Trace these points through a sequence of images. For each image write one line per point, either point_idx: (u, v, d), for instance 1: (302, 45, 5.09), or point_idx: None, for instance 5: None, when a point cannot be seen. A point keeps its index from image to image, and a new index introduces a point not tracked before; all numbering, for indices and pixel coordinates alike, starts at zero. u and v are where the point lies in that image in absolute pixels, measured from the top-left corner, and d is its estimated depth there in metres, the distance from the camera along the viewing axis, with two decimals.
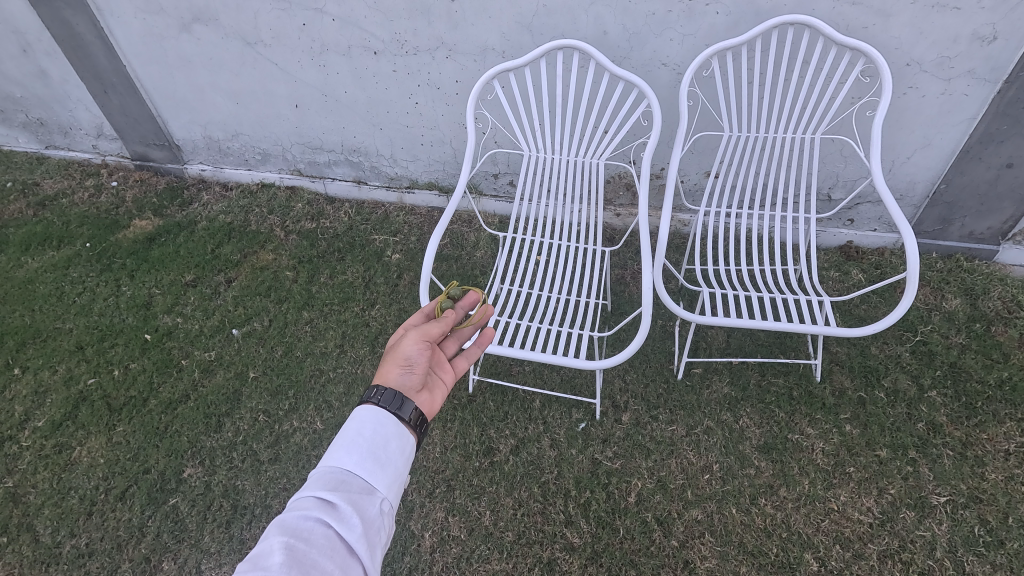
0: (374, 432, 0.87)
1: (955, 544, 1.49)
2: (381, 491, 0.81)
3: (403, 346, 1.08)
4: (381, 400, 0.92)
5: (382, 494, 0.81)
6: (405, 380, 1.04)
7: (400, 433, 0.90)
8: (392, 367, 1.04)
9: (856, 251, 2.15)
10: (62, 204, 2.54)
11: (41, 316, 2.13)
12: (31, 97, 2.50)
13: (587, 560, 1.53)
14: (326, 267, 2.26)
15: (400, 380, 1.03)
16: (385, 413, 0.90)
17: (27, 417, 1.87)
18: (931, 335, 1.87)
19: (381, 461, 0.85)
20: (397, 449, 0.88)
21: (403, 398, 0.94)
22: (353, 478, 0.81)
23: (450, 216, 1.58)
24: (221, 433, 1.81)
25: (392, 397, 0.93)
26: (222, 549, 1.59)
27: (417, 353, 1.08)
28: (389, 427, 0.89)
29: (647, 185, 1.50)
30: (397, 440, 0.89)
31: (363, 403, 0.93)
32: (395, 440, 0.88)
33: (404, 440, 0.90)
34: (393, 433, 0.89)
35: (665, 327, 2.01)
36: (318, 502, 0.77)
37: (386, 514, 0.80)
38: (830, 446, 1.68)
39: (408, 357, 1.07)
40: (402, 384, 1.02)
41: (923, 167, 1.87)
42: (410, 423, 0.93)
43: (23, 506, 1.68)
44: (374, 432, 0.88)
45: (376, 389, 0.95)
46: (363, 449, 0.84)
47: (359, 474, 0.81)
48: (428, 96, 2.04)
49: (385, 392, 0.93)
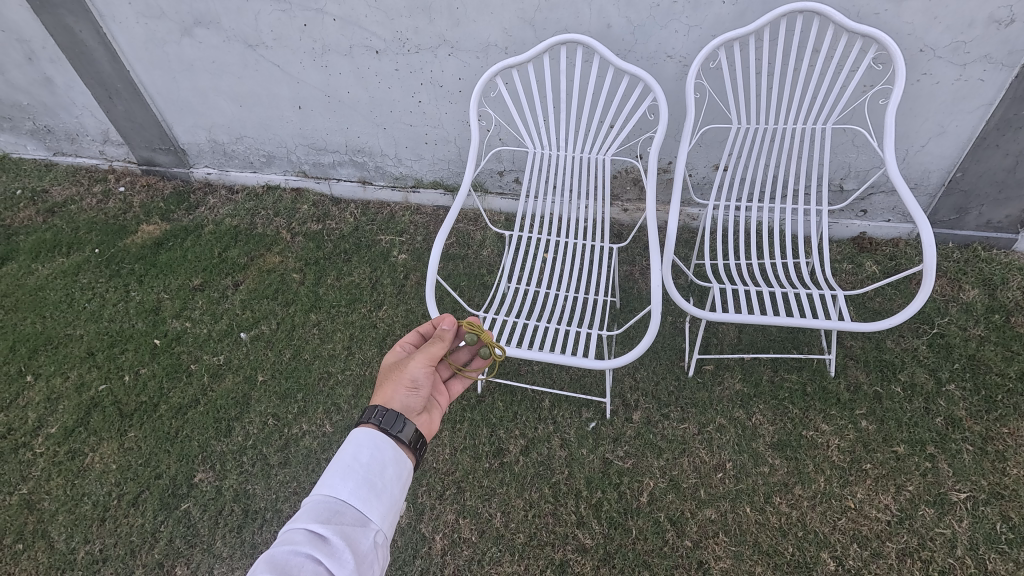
0: (371, 460, 0.92)
1: (977, 542, 1.46)
2: (374, 522, 0.84)
3: (409, 367, 1.14)
4: (383, 421, 0.99)
5: (375, 525, 0.84)
6: (403, 397, 1.11)
7: (397, 460, 0.95)
8: (396, 387, 1.12)
9: (870, 242, 2.11)
10: (70, 210, 2.56)
11: (52, 323, 2.14)
12: (37, 104, 2.51)
13: (599, 562, 1.52)
14: (332, 269, 2.25)
15: (403, 402, 1.11)
16: (383, 438, 0.96)
17: (40, 424, 1.88)
18: (948, 327, 1.83)
19: (376, 490, 0.88)
20: (392, 477, 0.92)
21: (404, 419, 1.01)
22: (348, 509, 0.84)
23: (455, 214, 1.54)
24: (231, 438, 1.81)
25: (394, 420, 1.00)
26: (234, 553, 1.60)
27: (423, 376, 1.14)
28: (386, 453, 0.94)
29: (654, 179, 1.46)
30: (393, 467, 0.93)
31: (360, 426, 0.98)
32: (391, 467, 0.93)
33: (399, 467, 0.95)
34: (390, 459, 0.94)
35: (675, 323, 1.98)
36: (309, 535, 0.78)
37: (379, 545, 0.82)
38: (846, 443, 1.65)
39: (414, 379, 1.13)
40: (406, 406, 1.10)
41: (938, 155, 1.83)
42: (405, 445, 1.00)
43: (38, 513, 1.70)
44: (370, 459, 0.92)
45: (377, 410, 1.01)
46: (359, 477, 0.88)
47: (351, 505, 0.84)
48: (431, 94, 2.02)
49: (387, 413, 1.00)
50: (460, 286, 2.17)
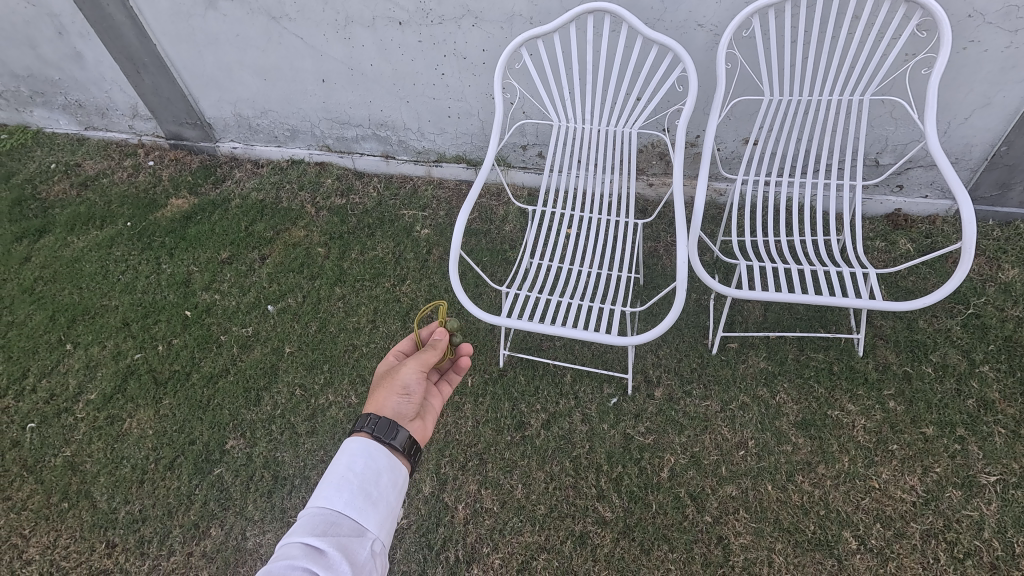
0: (365, 468, 0.95)
1: (1005, 525, 1.44)
2: (371, 531, 0.87)
3: (403, 373, 1.18)
4: (376, 430, 1.02)
5: (372, 533, 0.88)
6: (395, 403, 1.14)
7: (392, 466, 0.98)
8: (390, 394, 1.15)
9: (904, 219, 2.04)
10: (102, 184, 2.62)
11: (88, 294, 2.21)
12: (68, 79, 2.55)
13: (619, 534, 1.54)
14: (356, 243, 2.27)
15: (396, 408, 1.14)
16: (377, 446, 0.99)
17: (80, 390, 1.96)
18: (985, 308, 1.77)
19: (371, 498, 0.91)
20: (388, 484, 0.95)
21: (397, 427, 1.04)
22: (343, 520, 0.87)
23: (479, 188, 1.52)
24: (260, 407, 1.87)
25: (387, 427, 1.03)
26: (265, 517, 1.66)
27: (415, 381, 1.18)
28: (380, 461, 0.97)
29: (681, 153, 1.42)
30: (388, 474, 0.96)
31: (353, 436, 1.01)
32: (385, 474, 0.96)
33: (395, 473, 0.98)
34: (385, 466, 0.97)
35: (700, 300, 1.95)
36: (306, 549, 0.80)
37: (377, 554, 0.85)
38: (873, 423, 1.63)
39: (406, 384, 1.18)
40: (398, 412, 1.13)
41: (982, 128, 1.75)
42: (399, 451, 1.03)
43: (81, 474, 1.78)
44: (364, 467, 0.95)
45: (369, 418, 1.04)
46: (353, 487, 0.90)
47: (346, 518, 0.87)
48: (455, 67, 2.00)
49: (378, 422, 1.03)
50: (483, 262, 2.18)
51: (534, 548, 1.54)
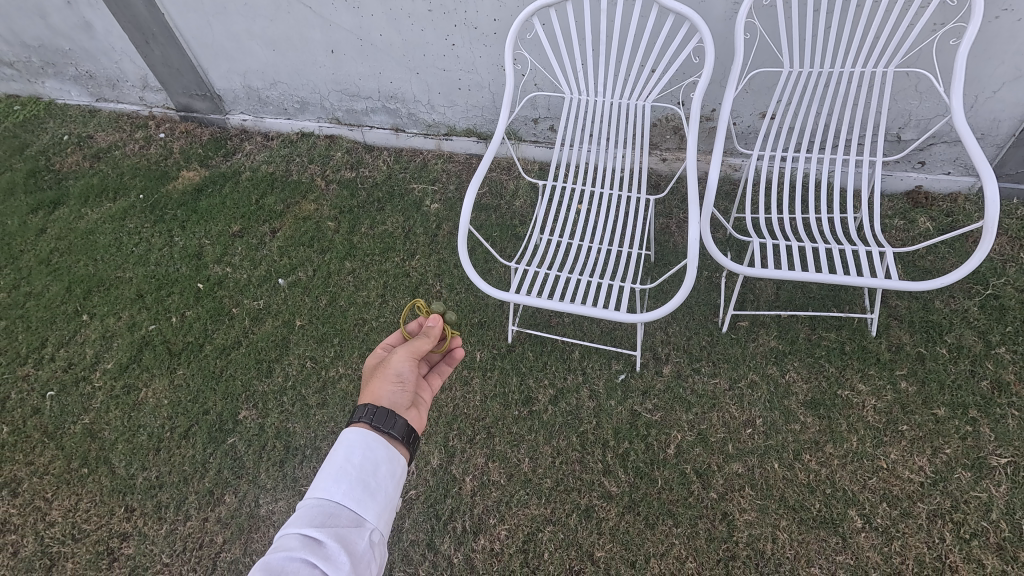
0: (363, 459, 0.96)
1: (1014, 506, 1.43)
2: (369, 522, 0.88)
3: (395, 363, 1.20)
4: (374, 420, 1.04)
5: (371, 524, 0.89)
6: (390, 393, 1.15)
7: (390, 457, 0.99)
8: (385, 385, 1.16)
9: (925, 197, 1.99)
10: (114, 156, 2.63)
11: (103, 265, 2.24)
12: (78, 49, 2.53)
13: (624, 508, 1.56)
14: (366, 218, 2.27)
15: (392, 398, 1.15)
16: (374, 437, 1.00)
17: (97, 360, 2.01)
18: (1004, 289, 1.74)
19: (369, 489, 0.92)
20: (386, 474, 0.97)
21: (394, 416, 1.06)
22: (342, 511, 0.88)
23: (489, 161, 1.50)
24: (272, 378, 1.90)
25: (385, 417, 1.05)
26: (278, 485, 1.70)
27: (408, 369, 1.20)
28: (379, 452, 0.98)
29: (695, 127, 1.38)
30: (386, 465, 0.98)
31: (351, 427, 1.02)
32: (384, 465, 0.97)
33: (393, 464, 0.99)
34: (383, 457, 0.98)
35: (711, 278, 1.93)
36: (304, 540, 0.82)
37: (375, 544, 0.87)
38: (883, 403, 1.62)
39: (399, 373, 1.19)
40: (394, 401, 1.14)
41: (1011, 103, 1.68)
42: (398, 440, 1.05)
43: (99, 441, 1.83)
44: (362, 458, 0.96)
45: (367, 409, 1.06)
46: (351, 478, 0.91)
47: (345, 509, 0.88)
48: (465, 37, 1.95)
49: (375, 412, 1.05)
50: (492, 237, 2.17)
51: (540, 520, 1.56)
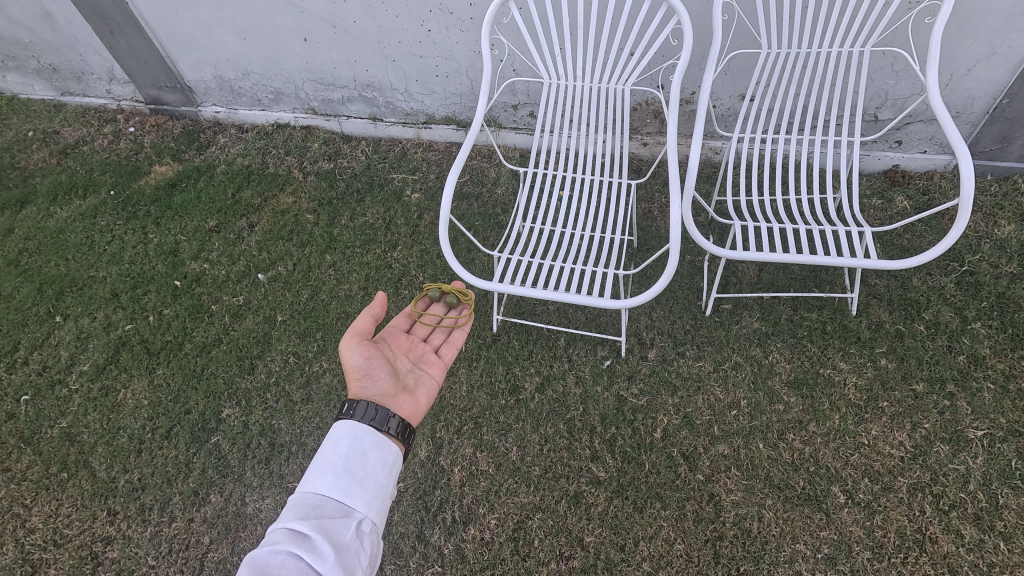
0: (350, 450, 0.97)
1: (990, 477, 1.47)
2: (358, 512, 0.88)
3: (352, 361, 1.25)
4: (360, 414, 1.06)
5: (360, 513, 0.89)
6: (363, 389, 1.22)
7: (380, 446, 1.00)
8: (356, 384, 1.23)
9: (902, 175, 2.01)
10: (83, 151, 2.55)
11: (75, 265, 2.18)
12: (39, 41, 2.44)
13: (612, 493, 1.57)
14: (346, 209, 2.23)
15: (369, 392, 1.22)
16: (363, 428, 1.01)
17: (73, 362, 1.96)
18: (979, 265, 1.77)
19: (358, 479, 0.92)
20: (376, 462, 0.97)
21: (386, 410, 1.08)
22: (330, 502, 0.88)
23: (469, 149, 1.47)
24: (255, 375, 1.87)
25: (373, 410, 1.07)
26: (264, 483, 1.68)
27: (368, 362, 1.26)
28: (367, 442, 0.99)
29: (675, 111, 1.37)
30: (375, 454, 0.98)
31: (340, 421, 1.03)
32: (373, 454, 0.98)
33: (383, 452, 1.00)
34: (372, 446, 0.99)
35: (694, 262, 1.93)
36: (290, 532, 0.82)
37: (364, 533, 0.86)
38: (864, 381, 1.64)
39: (362, 369, 1.25)
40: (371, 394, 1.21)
41: (985, 80, 1.70)
42: (393, 435, 1.07)
43: (78, 444, 1.79)
44: (350, 450, 0.97)
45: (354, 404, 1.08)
46: (338, 471, 0.92)
47: (333, 502, 0.88)
48: (441, 22, 1.91)
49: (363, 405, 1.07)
50: (474, 226, 2.15)
51: (529, 508, 1.57)
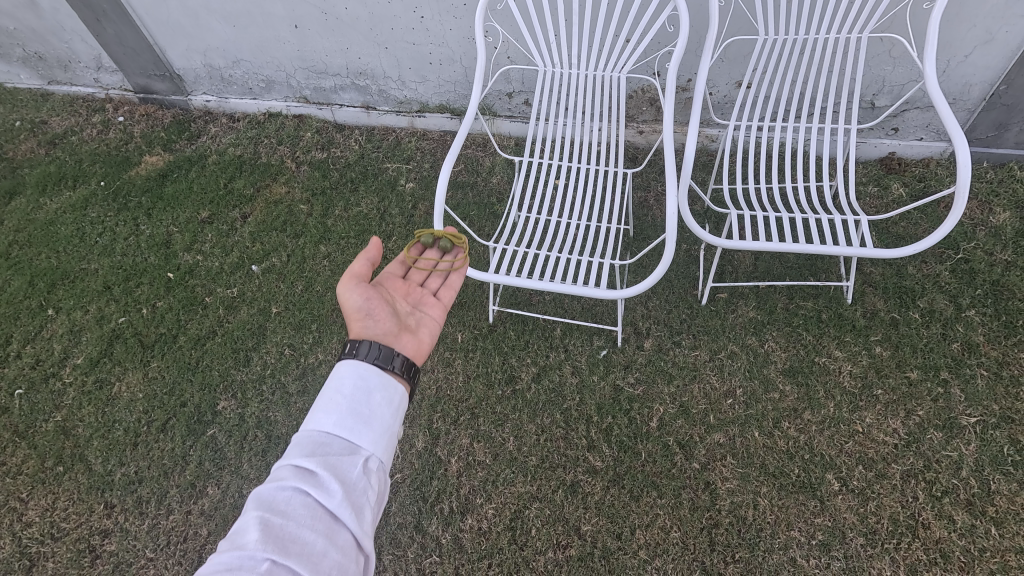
0: (355, 386, 0.89)
1: (982, 463, 1.48)
2: (366, 450, 0.83)
3: (349, 300, 1.16)
4: (364, 353, 0.97)
5: (368, 451, 0.84)
6: (364, 328, 1.13)
7: (386, 385, 0.92)
8: (357, 323, 1.13)
9: (898, 163, 2.01)
10: (72, 141, 2.51)
11: (66, 257, 2.15)
12: (24, 29, 2.39)
13: (609, 482, 1.58)
14: (340, 199, 2.21)
15: (370, 330, 1.12)
16: (367, 366, 0.93)
17: (67, 355, 1.94)
18: (974, 253, 1.77)
19: (363, 418, 0.86)
20: (383, 400, 0.90)
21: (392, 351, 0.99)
22: (336, 439, 0.83)
23: (463, 138, 1.45)
24: (250, 367, 1.86)
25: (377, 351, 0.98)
26: (261, 475, 1.68)
27: (366, 300, 1.17)
28: (372, 379, 0.92)
29: (671, 99, 1.36)
30: (382, 392, 0.90)
31: (343, 359, 0.96)
32: (379, 393, 0.90)
33: (391, 391, 0.92)
34: (378, 384, 0.91)
35: (690, 251, 1.93)
36: (296, 470, 0.79)
37: (371, 473, 0.82)
38: (859, 369, 1.65)
39: (360, 307, 1.15)
40: (372, 332, 1.12)
41: (982, 67, 1.69)
42: (397, 374, 0.99)
43: (73, 438, 1.78)
44: (355, 387, 0.90)
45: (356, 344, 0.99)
46: (343, 408, 0.86)
47: (341, 439, 0.83)
48: (434, 9, 1.88)
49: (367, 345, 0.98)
50: (469, 216, 2.14)
51: (526, 498, 1.57)
